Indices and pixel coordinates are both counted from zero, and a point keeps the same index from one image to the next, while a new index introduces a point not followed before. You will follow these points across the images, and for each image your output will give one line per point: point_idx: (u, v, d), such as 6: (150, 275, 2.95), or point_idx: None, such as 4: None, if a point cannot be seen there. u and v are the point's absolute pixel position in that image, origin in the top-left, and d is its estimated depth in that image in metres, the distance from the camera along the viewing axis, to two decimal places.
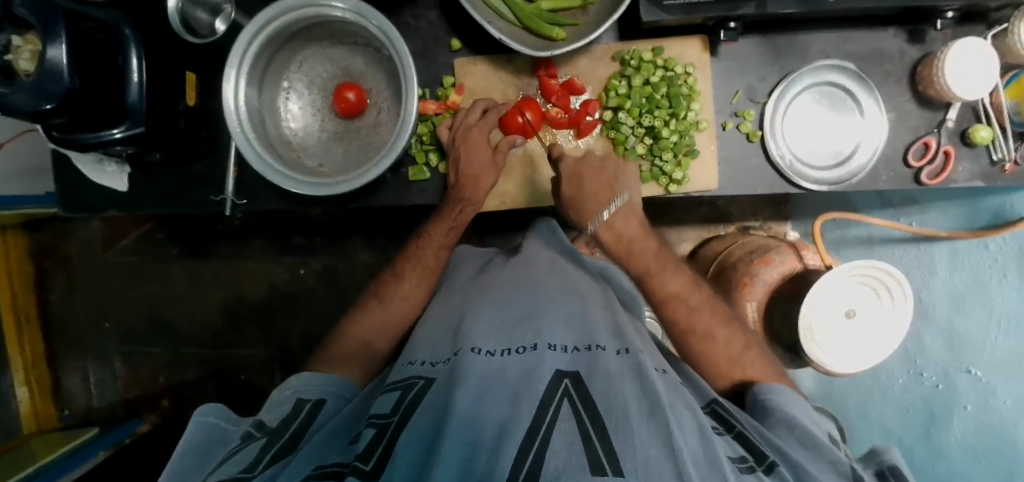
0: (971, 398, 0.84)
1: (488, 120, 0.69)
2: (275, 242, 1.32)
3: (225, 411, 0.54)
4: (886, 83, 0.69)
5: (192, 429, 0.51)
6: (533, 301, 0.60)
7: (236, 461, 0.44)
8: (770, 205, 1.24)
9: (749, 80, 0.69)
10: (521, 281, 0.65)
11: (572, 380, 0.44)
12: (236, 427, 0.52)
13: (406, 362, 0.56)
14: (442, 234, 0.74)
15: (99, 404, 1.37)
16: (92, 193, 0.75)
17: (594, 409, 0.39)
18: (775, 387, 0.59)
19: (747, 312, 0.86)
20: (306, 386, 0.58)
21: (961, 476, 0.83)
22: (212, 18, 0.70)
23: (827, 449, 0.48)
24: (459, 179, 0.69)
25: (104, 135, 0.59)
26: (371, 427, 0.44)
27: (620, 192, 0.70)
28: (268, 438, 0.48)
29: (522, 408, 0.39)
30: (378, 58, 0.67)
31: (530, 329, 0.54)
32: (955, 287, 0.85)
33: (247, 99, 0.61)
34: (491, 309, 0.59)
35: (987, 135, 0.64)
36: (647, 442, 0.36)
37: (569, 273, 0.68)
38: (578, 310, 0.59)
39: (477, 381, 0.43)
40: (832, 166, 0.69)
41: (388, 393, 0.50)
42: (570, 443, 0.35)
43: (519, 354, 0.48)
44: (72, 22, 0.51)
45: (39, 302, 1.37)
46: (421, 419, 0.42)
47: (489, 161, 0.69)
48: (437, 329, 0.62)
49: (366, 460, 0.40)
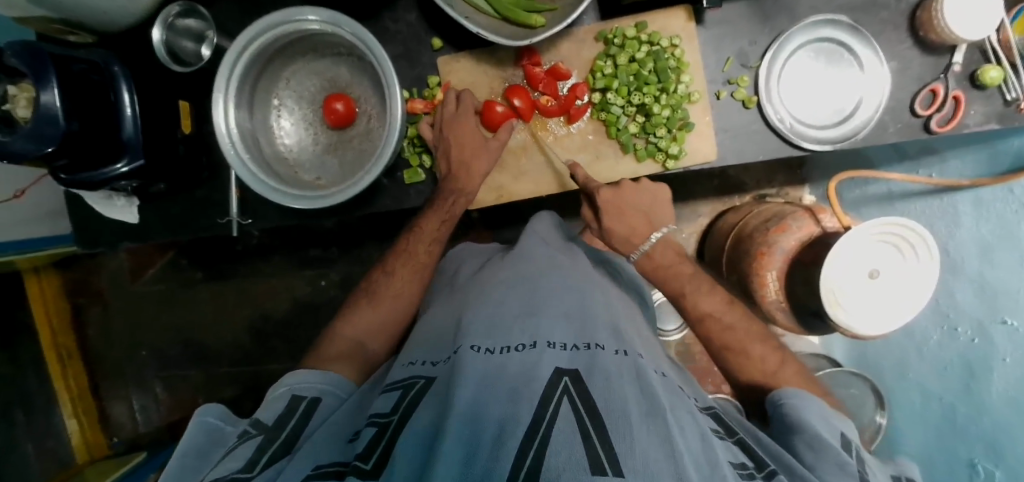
0: (1007, 350, 0.74)
1: (467, 109, 0.69)
2: (292, 256, 1.34)
3: (227, 414, 0.56)
4: (884, 32, 0.67)
5: (193, 430, 0.53)
6: (530, 301, 0.60)
7: (235, 459, 0.46)
8: (784, 170, 1.21)
9: (740, 44, 0.67)
10: (520, 278, 0.65)
11: (572, 378, 0.44)
12: (236, 428, 0.54)
13: (406, 362, 0.57)
14: (432, 229, 0.75)
15: (144, 430, 1.42)
16: (106, 227, 0.77)
17: (594, 407, 0.39)
18: (793, 388, 0.58)
19: (769, 282, 0.84)
20: (301, 383, 0.59)
21: (1004, 432, 0.76)
22: (197, 46, 0.72)
23: (832, 448, 0.46)
24: (450, 171, 0.69)
25: (108, 172, 0.61)
26: (372, 426, 0.45)
27: (658, 226, 0.71)
28: (264, 437, 0.49)
29: (522, 403, 0.39)
30: (362, 66, 0.68)
31: (529, 328, 0.54)
32: (981, 237, 0.78)
33: (239, 122, 0.63)
34: (491, 303, 0.60)
35: (997, 75, 0.61)
36: (648, 442, 0.36)
37: (565, 272, 0.69)
38: (577, 305, 0.60)
39: (476, 380, 0.43)
40: (835, 124, 0.67)
41: (387, 394, 0.50)
42: (570, 441, 0.35)
43: (519, 352, 0.49)
44: (61, 66, 0.53)
45: (78, 337, 1.43)
46: (422, 417, 0.43)
47: (480, 149, 0.69)
48: (434, 332, 0.63)
49: (366, 459, 0.40)
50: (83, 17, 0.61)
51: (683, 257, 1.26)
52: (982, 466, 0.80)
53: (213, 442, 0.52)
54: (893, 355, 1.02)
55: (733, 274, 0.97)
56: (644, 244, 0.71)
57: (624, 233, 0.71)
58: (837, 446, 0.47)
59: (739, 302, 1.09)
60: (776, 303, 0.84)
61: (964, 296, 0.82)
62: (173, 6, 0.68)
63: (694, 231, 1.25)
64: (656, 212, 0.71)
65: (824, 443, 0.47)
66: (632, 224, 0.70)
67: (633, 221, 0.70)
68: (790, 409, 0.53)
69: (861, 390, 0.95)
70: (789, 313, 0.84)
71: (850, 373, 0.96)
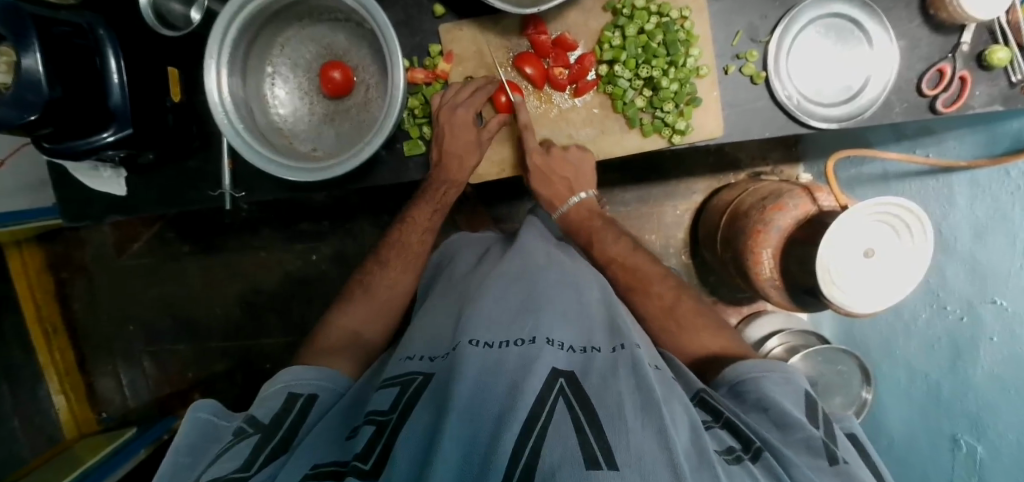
0: (995, 329, 0.76)
1: (475, 101, 0.67)
2: (283, 231, 1.32)
3: (220, 409, 0.55)
4: (894, 8, 0.66)
5: (186, 426, 0.52)
6: (529, 295, 0.59)
7: (230, 457, 0.45)
8: (780, 148, 1.21)
9: (750, 19, 0.66)
10: (519, 273, 0.64)
11: (568, 379, 0.44)
12: (229, 424, 0.53)
13: (404, 357, 0.56)
14: (426, 218, 0.77)
15: (134, 405, 1.41)
16: (92, 199, 0.75)
17: (591, 406, 0.40)
18: (756, 359, 0.58)
19: (764, 260, 0.84)
20: (297, 379, 0.58)
21: (987, 410, 0.78)
22: (187, 9, 0.69)
23: (800, 426, 0.46)
24: (443, 159, 0.69)
25: (94, 141, 0.58)
26: (370, 424, 0.44)
27: (578, 192, 0.75)
28: (260, 435, 0.48)
29: (520, 397, 0.39)
30: (361, 33, 0.65)
31: (528, 323, 0.53)
32: (975, 219, 0.79)
33: (233, 90, 0.60)
34: (490, 296, 0.59)
35: (1004, 56, 0.61)
36: (642, 437, 0.36)
37: (564, 263, 0.68)
38: (575, 304, 0.60)
39: (473, 375, 0.43)
40: (842, 102, 0.66)
41: (385, 390, 0.50)
42: (567, 440, 0.35)
43: (517, 347, 0.48)
44: (42, 27, 0.50)
45: (63, 311, 1.40)
46: (421, 413, 0.42)
47: (473, 142, 0.68)
48: (432, 324, 0.62)
49: (365, 459, 0.40)
50: None
51: (677, 234, 1.26)
52: (964, 440, 0.83)
53: (204, 438, 0.51)
54: (881, 333, 1.03)
55: (728, 252, 0.97)
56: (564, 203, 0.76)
57: (546, 196, 0.75)
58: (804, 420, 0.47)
59: (732, 279, 1.09)
60: (771, 281, 0.85)
61: (954, 276, 0.84)
62: None
63: (689, 208, 1.25)
64: (579, 180, 0.72)
65: (794, 423, 0.46)
66: (554, 189, 0.73)
67: (556, 186, 0.73)
68: (763, 382, 0.52)
69: (848, 367, 0.96)
70: (783, 292, 0.85)
71: (838, 350, 0.96)
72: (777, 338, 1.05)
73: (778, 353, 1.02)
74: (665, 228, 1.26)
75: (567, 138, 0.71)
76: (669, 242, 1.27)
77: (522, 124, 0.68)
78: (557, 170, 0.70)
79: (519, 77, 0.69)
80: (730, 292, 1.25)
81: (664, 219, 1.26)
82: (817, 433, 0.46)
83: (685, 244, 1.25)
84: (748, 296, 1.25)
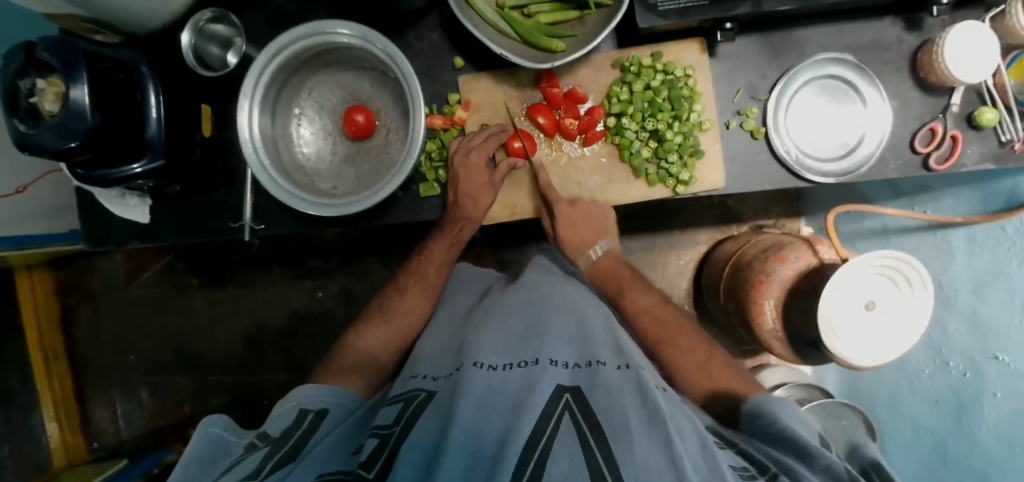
0: (998, 385, 0.79)
1: (489, 145, 0.71)
2: (291, 267, 1.34)
3: (230, 424, 0.55)
4: (887, 71, 0.69)
5: (197, 440, 0.52)
6: (534, 323, 0.61)
7: (240, 468, 0.45)
8: (781, 202, 1.24)
9: (749, 77, 0.70)
10: (527, 304, 0.66)
11: (573, 395, 0.44)
12: (240, 441, 0.53)
13: (410, 376, 0.57)
14: (442, 251, 0.79)
15: (128, 437, 1.39)
16: (115, 225, 0.77)
17: (595, 420, 0.40)
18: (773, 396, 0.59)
19: (767, 311, 0.86)
20: (308, 397, 0.59)
21: (996, 467, 0.78)
22: (223, 52, 0.74)
23: (820, 454, 0.46)
24: (458, 199, 0.72)
25: (125, 171, 0.62)
26: (374, 438, 0.45)
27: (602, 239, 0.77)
28: (270, 447, 0.49)
29: (523, 416, 0.40)
30: (385, 80, 0.69)
31: (532, 346, 0.54)
32: (974, 275, 0.81)
33: (262, 128, 0.64)
34: (494, 325, 0.60)
35: (993, 117, 0.64)
36: (648, 450, 0.37)
37: (570, 297, 0.69)
38: (578, 326, 0.61)
39: (476, 397, 0.44)
40: (839, 158, 0.69)
41: (390, 406, 0.51)
42: (571, 452, 0.36)
43: (521, 368, 0.49)
44: (91, 64, 0.54)
45: (65, 339, 1.40)
46: (423, 429, 0.43)
47: (486, 184, 0.72)
48: (439, 348, 0.63)
49: (368, 469, 0.41)
50: (116, 16, 0.63)
51: (680, 283, 1.27)
52: None
53: (216, 451, 0.51)
54: (887, 386, 1.03)
55: (732, 301, 0.98)
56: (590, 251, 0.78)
57: (572, 242, 0.77)
58: (823, 450, 0.48)
59: (736, 329, 1.10)
60: (774, 333, 0.86)
61: (956, 329, 0.84)
62: (204, 11, 0.71)
63: (692, 258, 1.27)
64: (602, 225, 0.75)
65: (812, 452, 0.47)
66: (580, 235, 0.75)
67: (582, 232, 0.75)
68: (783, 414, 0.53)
69: (852, 422, 0.95)
70: (787, 343, 0.85)
71: (841, 404, 0.96)
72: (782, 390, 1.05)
73: None
74: (668, 278, 1.27)
75: (577, 185, 0.74)
76: (673, 289, 1.28)
77: (541, 184, 0.72)
78: (581, 218, 0.74)
79: (532, 125, 0.73)
80: (733, 342, 1.25)
81: (668, 269, 1.28)
82: (837, 460, 0.46)
83: (689, 293, 1.27)
84: (752, 348, 1.25)
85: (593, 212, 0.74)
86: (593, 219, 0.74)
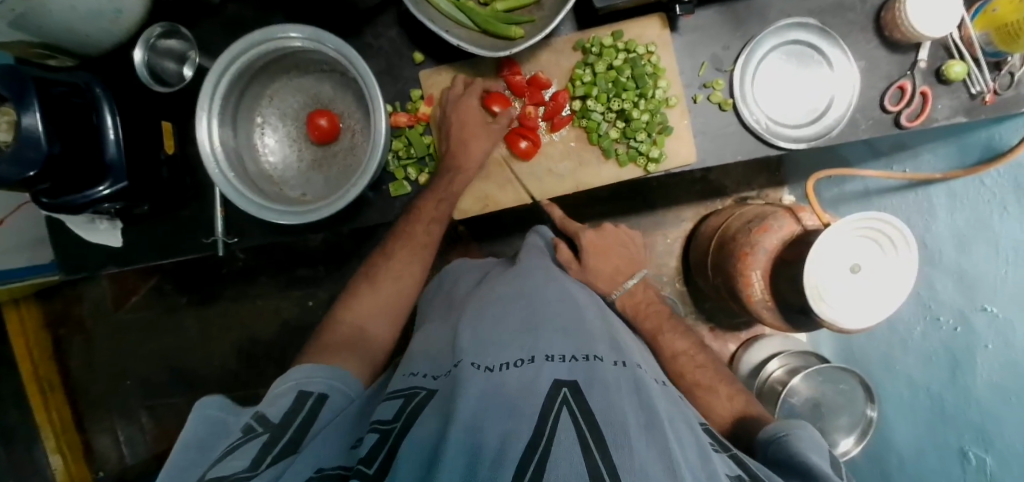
0: (990, 337, 0.75)
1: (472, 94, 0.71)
2: (280, 277, 1.34)
3: (227, 404, 0.54)
4: (852, 32, 0.69)
5: (193, 423, 0.50)
6: (530, 314, 0.60)
7: (239, 454, 0.44)
8: (763, 173, 1.24)
9: (713, 49, 0.69)
10: (519, 294, 0.65)
11: (571, 389, 0.44)
12: (236, 420, 0.52)
13: (406, 374, 0.56)
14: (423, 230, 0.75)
15: (131, 463, 1.38)
16: (89, 251, 0.76)
17: (593, 419, 0.39)
18: (781, 423, 0.59)
19: (754, 282, 0.85)
20: (307, 378, 0.58)
21: (993, 421, 0.75)
22: (179, 67, 0.73)
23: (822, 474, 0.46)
24: (450, 151, 0.70)
25: (91, 194, 0.61)
26: (375, 432, 0.44)
27: (638, 270, 0.84)
28: (269, 434, 0.48)
29: (523, 420, 0.39)
30: (345, 82, 0.69)
31: (527, 342, 0.53)
32: (957, 229, 0.80)
33: (223, 141, 0.63)
34: (489, 318, 0.60)
35: (960, 69, 0.64)
36: (646, 452, 0.37)
37: (563, 285, 0.70)
38: (574, 318, 0.60)
39: (474, 394, 0.43)
40: (809, 123, 0.69)
41: (391, 400, 0.50)
42: (570, 451, 0.35)
43: (517, 367, 0.48)
44: (41, 89, 0.53)
45: (60, 369, 1.39)
46: (422, 427, 0.42)
47: (482, 130, 0.70)
48: (428, 348, 0.62)
49: (368, 463, 0.40)
50: (64, 39, 0.62)
51: (669, 262, 1.27)
52: (973, 453, 0.79)
53: (214, 435, 0.50)
54: (880, 348, 1.03)
55: (719, 276, 0.98)
56: (626, 281, 0.82)
57: (609, 272, 0.82)
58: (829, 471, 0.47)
59: (727, 304, 1.10)
60: (763, 303, 0.85)
61: (943, 286, 0.84)
62: (155, 26, 0.70)
63: (679, 236, 1.27)
64: (635, 256, 0.85)
65: (810, 461, 0.48)
66: (614, 262, 0.82)
67: (614, 260, 0.83)
68: (791, 433, 0.55)
69: (850, 385, 0.95)
70: (775, 312, 0.85)
71: (837, 369, 0.96)
72: (777, 360, 1.08)
73: (778, 375, 1.05)
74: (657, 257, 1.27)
75: (547, 172, 0.73)
76: (662, 269, 1.28)
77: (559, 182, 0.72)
78: (609, 242, 0.84)
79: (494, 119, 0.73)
80: (726, 317, 1.25)
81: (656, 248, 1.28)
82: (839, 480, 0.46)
83: (678, 272, 1.27)
84: (745, 321, 1.25)
85: (621, 236, 0.86)
86: (624, 247, 0.85)
